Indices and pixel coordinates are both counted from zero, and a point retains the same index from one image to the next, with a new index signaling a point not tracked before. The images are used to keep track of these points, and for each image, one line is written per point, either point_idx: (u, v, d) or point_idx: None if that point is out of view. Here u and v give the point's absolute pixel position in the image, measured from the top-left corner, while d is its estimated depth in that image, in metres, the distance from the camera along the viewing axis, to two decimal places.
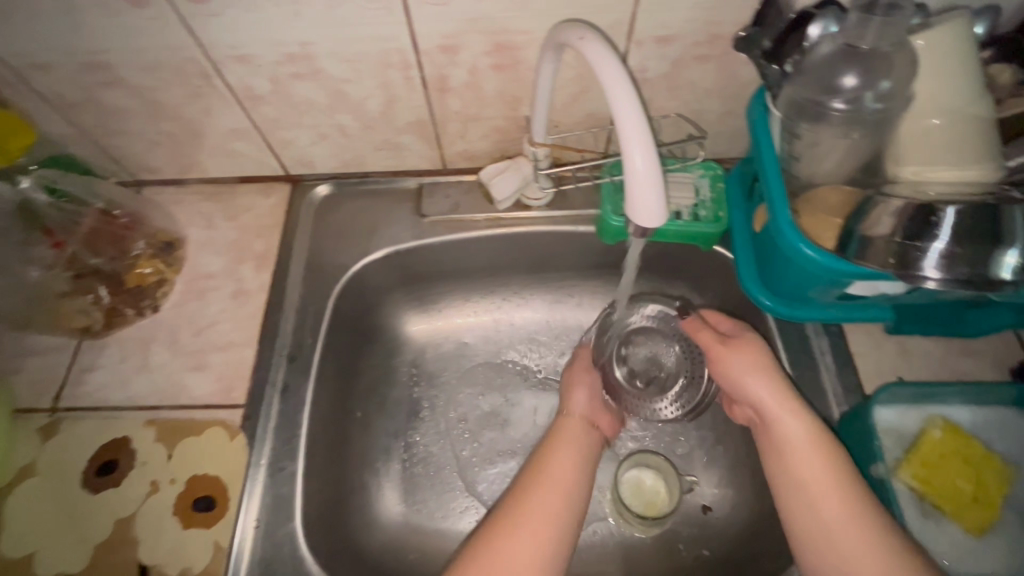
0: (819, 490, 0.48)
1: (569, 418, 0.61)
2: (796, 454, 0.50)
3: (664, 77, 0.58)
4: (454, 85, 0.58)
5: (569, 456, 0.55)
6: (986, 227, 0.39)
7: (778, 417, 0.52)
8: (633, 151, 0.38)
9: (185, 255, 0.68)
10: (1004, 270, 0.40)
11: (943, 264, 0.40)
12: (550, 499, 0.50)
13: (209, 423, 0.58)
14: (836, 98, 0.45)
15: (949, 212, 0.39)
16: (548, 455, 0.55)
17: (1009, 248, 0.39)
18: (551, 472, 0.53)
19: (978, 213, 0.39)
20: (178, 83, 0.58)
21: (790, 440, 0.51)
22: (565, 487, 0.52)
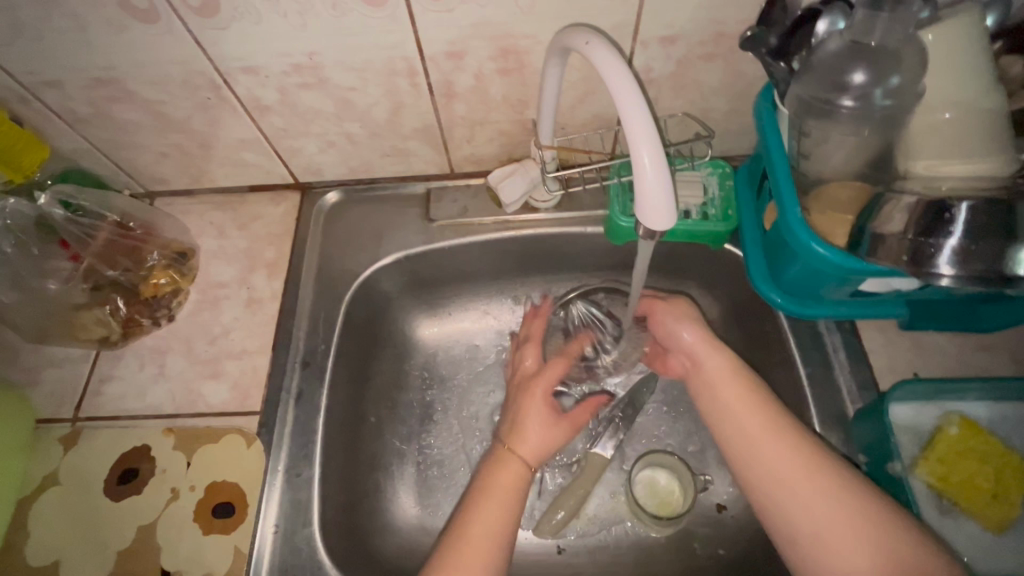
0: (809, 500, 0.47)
1: (512, 459, 0.56)
2: (782, 469, 0.49)
3: (670, 78, 0.58)
4: (460, 90, 0.59)
5: (499, 509, 0.52)
6: (1000, 223, 0.39)
7: (756, 432, 0.52)
8: (642, 153, 0.38)
9: (198, 264, 0.69)
10: (1022, 266, 0.39)
11: (958, 261, 0.40)
12: (472, 565, 0.49)
13: (226, 430, 0.59)
14: (845, 96, 0.45)
15: (962, 209, 0.39)
16: (475, 512, 0.52)
17: None
18: (478, 533, 0.51)
19: (991, 209, 0.39)
20: (187, 95, 0.59)
21: (772, 454, 0.50)
22: (494, 545, 0.50)
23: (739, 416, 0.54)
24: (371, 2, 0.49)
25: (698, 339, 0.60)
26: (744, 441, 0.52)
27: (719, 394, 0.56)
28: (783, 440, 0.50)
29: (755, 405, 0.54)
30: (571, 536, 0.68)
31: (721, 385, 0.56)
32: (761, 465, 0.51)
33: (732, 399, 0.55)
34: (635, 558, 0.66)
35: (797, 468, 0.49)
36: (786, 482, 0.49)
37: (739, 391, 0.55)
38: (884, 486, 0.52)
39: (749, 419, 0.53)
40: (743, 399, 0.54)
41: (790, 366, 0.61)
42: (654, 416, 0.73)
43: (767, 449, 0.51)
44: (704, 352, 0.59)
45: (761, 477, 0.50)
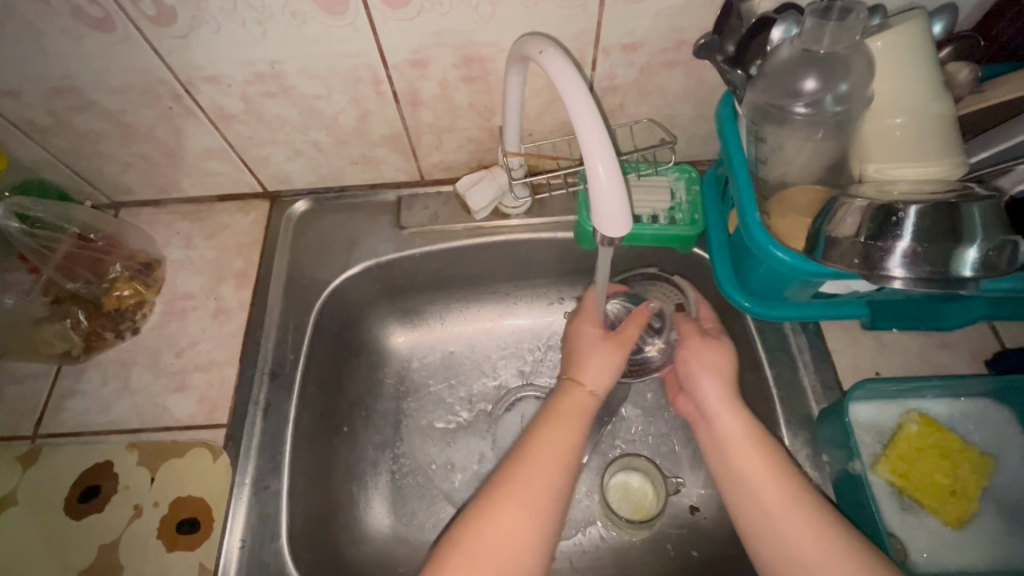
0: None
1: (577, 389, 0.56)
2: (803, 556, 0.46)
3: (633, 85, 0.58)
4: (425, 98, 0.59)
5: (569, 428, 0.53)
6: (946, 225, 0.40)
7: (772, 508, 0.48)
8: (596, 160, 0.39)
9: (164, 275, 0.68)
10: (965, 267, 0.40)
11: (908, 263, 0.41)
12: (545, 473, 0.49)
13: (192, 444, 0.58)
14: (798, 102, 0.46)
15: (910, 212, 0.40)
16: (545, 430, 0.52)
17: (969, 245, 0.40)
18: (547, 447, 0.51)
19: (938, 211, 0.40)
20: (148, 105, 0.58)
21: (796, 540, 0.46)
22: (561, 462, 0.50)
23: (756, 493, 0.49)
24: (332, 10, 0.49)
25: (713, 397, 0.55)
26: (763, 527, 0.48)
27: (736, 466, 0.51)
28: (807, 524, 0.46)
29: (776, 482, 0.49)
30: None
31: (738, 457, 0.51)
32: (785, 550, 0.47)
33: (748, 471, 0.50)
34: (610, 562, 0.66)
35: (823, 561, 0.45)
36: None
37: (762, 462, 0.50)
38: (848, 485, 0.52)
39: (771, 497, 0.48)
40: (763, 473, 0.49)
41: (757, 368, 0.62)
42: (628, 420, 0.73)
43: (792, 535, 0.47)
44: (722, 412, 0.54)
45: (784, 563, 0.47)
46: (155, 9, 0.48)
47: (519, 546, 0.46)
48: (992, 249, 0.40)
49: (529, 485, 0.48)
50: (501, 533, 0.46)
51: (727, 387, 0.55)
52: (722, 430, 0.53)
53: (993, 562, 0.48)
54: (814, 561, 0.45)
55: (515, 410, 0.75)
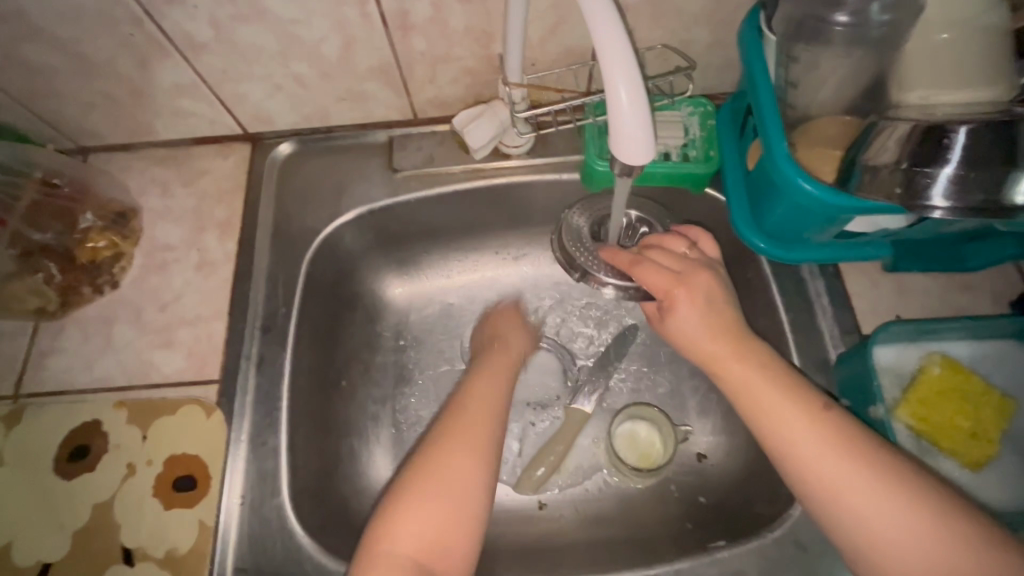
0: (874, 519, 0.42)
1: (503, 348, 0.63)
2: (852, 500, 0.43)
3: (647, 4, 0.53)
4: (417, 21, 0.53)
5: (496, 374, 0.58)
6: (999, 149, 0.36)
7: (811, 447, 0.45)
8: (618, 83, 0.34)
9: (141, 225, 0.63)
10: (1020, 195, 0.37)
11: (952, 191, 0.38)
12: (477, 418, 0.52)
13: (183, 402, 0.55)
14: (839, 12, 0.42)
15: (960, 133, 0.36)
16: (474, 377, 0.57)
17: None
18: (480, 394, 0.55)
19: (991, 134, 0.36)
20: (106, 33, 0.52)
21: (827, 468, 0.44)
22: (492, 408, 0.54)
23: (782, 424, 0.46)
24: None
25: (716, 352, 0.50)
26: (796, 460, 0.45)
27: (758, 410, 0.48)
28: (842, 460, 0.44)
29: (802, 414, 0.46)
30: (554, 490, 0.67)
31: (745, 387, 0.49)
32: (820, 487, 0.44)
33: (778, 410, 0.47)
34: (616, 509, 0.65)
35: (854, 481, 0.43)
36: (846, 498, 0.43)
37: (785, 394, 0.47)
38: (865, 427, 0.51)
39: (803, 436, 0.45)
40: (786, 407, 0.47)
41: (772, 313, 0.59)
42: (633, 369, 0.71)
43: (825, 459, 0.44)
44: (723, 355, 0.50)
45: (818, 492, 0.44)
46: None
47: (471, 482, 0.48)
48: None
49: (469, 428, 0.51)
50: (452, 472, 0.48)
51: (715, 320, 0.50)
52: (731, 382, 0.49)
53: (1012, 504, 0.47)
54: (844, 483, 0.43)
55: None
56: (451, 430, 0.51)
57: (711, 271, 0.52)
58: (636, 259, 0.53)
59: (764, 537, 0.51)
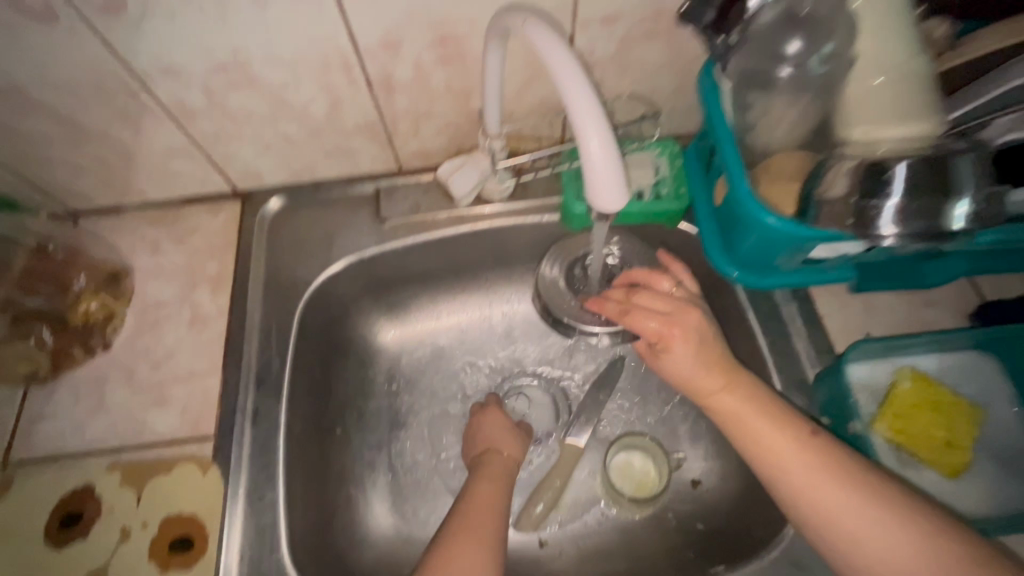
0: (863, 540, 0.45)
1: (502, 455, 0.64)
2: (847, 524, 0.45)
3: (613, 58, 0.57)
4: (400, 82, 0.56)
5: (495, 482, 0.60)
6: (938, 180, 0.40)
7: (803, 476, 0.47)
8: (590, 136, 0.37)
9: (133, 285, 0.64)
10: (956, 221, 0.41)
11: (899, 220, 0.42)
12: (482, 521, 0.54)
13: (178, 459, 0.55)
14: (782, 65, 0.48)
15: (899, 169, 0.40)
16: (479, 487, 0.59)
17: (959, 199, 0.41)
18: (479, 501, 0.57)
19: (928, 168, 0.40)
20: (102, 104, 0.54)
21: (820, 496, 0.46)
22: (495, 509, 0.56)
23: (771, 453, 0.49)
24: None
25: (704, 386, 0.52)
26: (787, 487, 0.48)
27: (752, 439, 0.50)
28: (835, 485, 0.46)
29: (793, 443, 0.48)
30: (553, 526, 0.67)
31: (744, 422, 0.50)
32: (814, 511, 0.46)
33: (768, 439, 0.49)
34: (616, 542, 0.66)
35: (843, 506, 0.45)
36: (836, 520, 0.46)
37: (772, 423, 0.49)
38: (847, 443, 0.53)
39: (795, 462, 0.48)
40: (778, 438, 0.49)
41: (751, 337, 0.62)
42: (624, 400, 0.73)
43: (813, 485, 0.47)
44: (711, 389, 0.52)
45: (811, 515, 0.47)
46: None
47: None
48: (980, 201, 0.41)
49: (472, 526, 0.53)
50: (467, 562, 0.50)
51: (708, 354, 0.52)
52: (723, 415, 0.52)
53: (992, 509, 0.49)
54: (834, 507, 0.46)
55: (511, 400, 0.74)
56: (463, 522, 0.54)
57: (692, 307, 0.54)
58: (625, 309, 0.54)
59: (762, 559, 0.52)
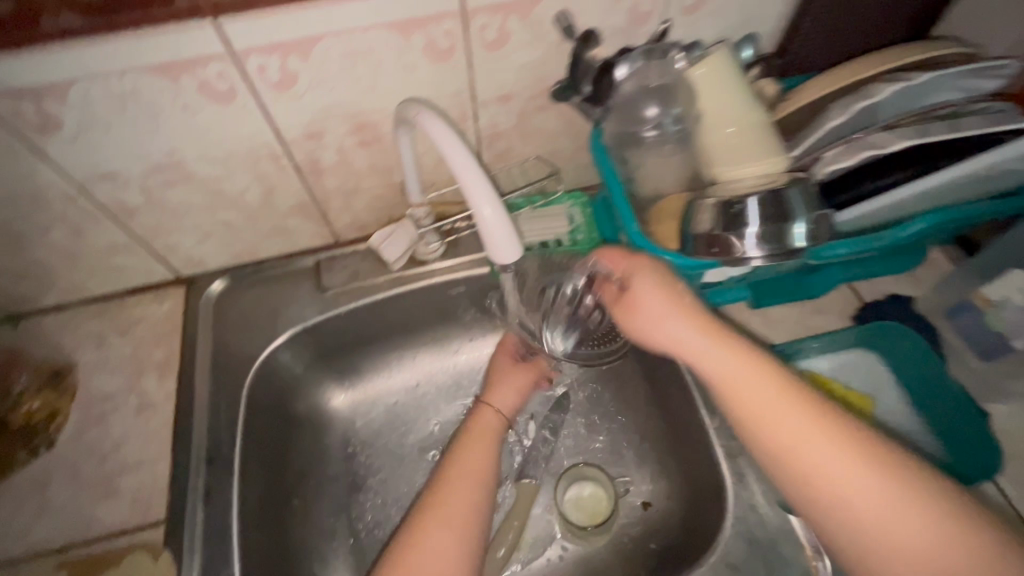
0: (873, 530, 0.39)
1: (488, 410, 0.66)
2: (858, 503, 0.40)
3: (515, 129, 0.65)
4: (326, 166, 0.63)
5: (482, 446, 0.60)
6: (777, 211, 0.48)
7: (807, 446, 0.42)
8: (481, 204, 0.43)
9: (77, 380, 0.65)
10: (798, 240, 0.49)
11: (758, 245, 0.50)
12: (463, 493, 0.54)
13: (129, 550, 0.55)
14: (645, 128, 0.56)
15: (748, 205, 0.49)
16: (463, 455, 0.59)
17: (796, 221, 0.48)
18: (464, 468, 0.57)
19: (768, 202, 0.48)
20: (42, 211, 0.58)
21: (830, 469, 0.41)
22: (475, 477, 0.57)
23: (778, 424, 0.43)
24: (222, 100, 0.52)
25: (680, 338, 0.48)
26: (787, 461, 0.43)
27: (746, 404, 0.44)
28: (841, 456, 0.41)
29: (794, 408, 0.43)
30: (516, 567, 0.69)
31: (745, 390, 0.45)
32: (821, 484, 0.41)
33: (767, 402, 0.44)
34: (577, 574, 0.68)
35: (852, 485, 0.40)
36: (845, 499, 0.40)
37: (777, 389, 0.44)
38: None
39: (793, 423, 0.43)
40: (781, 404, 0.43)
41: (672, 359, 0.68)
42: (572, 433, 0.77)
43: (819, 456, 0.41)
44: (702, 350, 0.47)
45: (815, 495, 0.41)
46: (41, 119, 0.49)
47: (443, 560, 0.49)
48: (813, 222, 0.48)
49: (450, 508, 0.53)
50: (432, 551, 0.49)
51: (696, 310, 0.49)
52: (710, 375, 0.46)
53: None
54: (841, 484, 0.40)
55: None
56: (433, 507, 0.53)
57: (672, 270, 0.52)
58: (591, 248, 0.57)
59: (702, 565, 0.56)
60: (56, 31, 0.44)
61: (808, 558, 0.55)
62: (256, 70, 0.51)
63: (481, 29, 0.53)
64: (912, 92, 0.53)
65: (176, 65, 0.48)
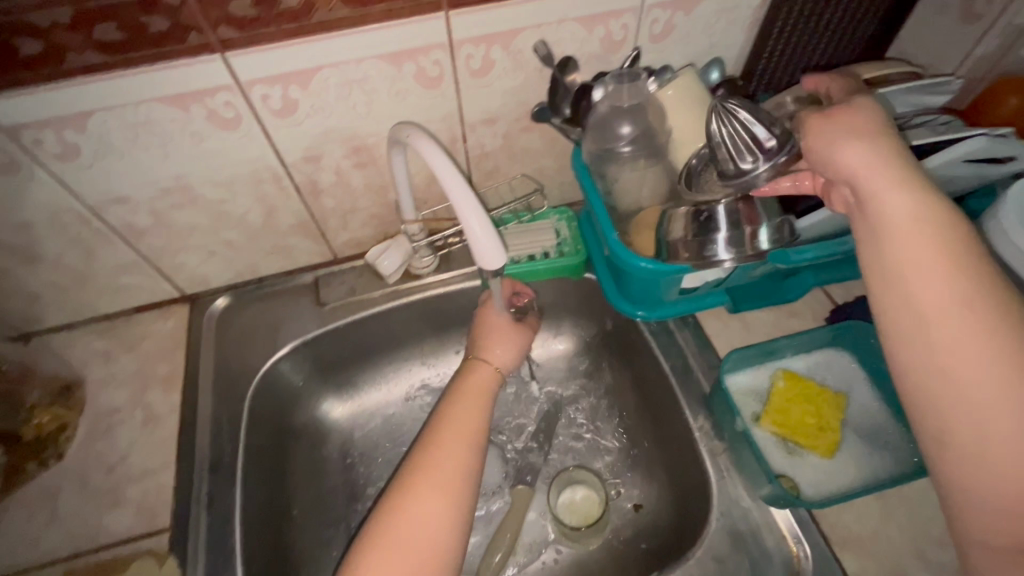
0: (972, 390, 0.38)
1: (482, 366, 0.67)
2: (975, 383, 0.38)
3: (502, 149, 0.70)
4: (325, 186, 0.67)
5: (473, 405, 0.62)
6: (743, 216, 0.53)
7: (950, 320, 0.39)
8: (469, 217, 0.47)
9: (86, 395, 0.68)
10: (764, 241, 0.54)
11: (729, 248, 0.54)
12: (453, 454, 0.56)
13: (135, 556, 0.57)
14: (621, 143, 0.58)
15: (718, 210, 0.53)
16: (451, 415, 0.60)
17: (761, 226, 0.54)
18: (452, 429, 0.59)
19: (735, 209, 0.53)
20: (57, 234, 0.61)
21: (959, 347, 0.39)
22: (470, 441, 0.58)
23: (918, 275, 0.40)
24: (229, 127, 0.56)
25: (867, 175, 0.42)
26: (919, 314, 0.40)
27: (898, 259, 0.41)
28: (983, 337, 0.38)
29: (953, 279, 0.39)
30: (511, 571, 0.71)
31: (910, 245, 0.41)
32: (940, 353, 0.39)
33: (929, 265, 0.40)
34: None
35: (975, 347, 0.38)
36: (952, 366, 0.39)
37: (944, 243, 0.40)
38: (741, 443, 0.62)
39: (942, 293, 0.40)
40: (941, 269, 0.40)
41: (657, 364, 0.71)
42: (564, 439, 0.80)
43: (937, 302, 0.40)
44: (880, 190, 0.42)
45: (922, 348, 0.40)
46: (61, 147, 0.53)
47: (434, 521, 0.52)
48: (774, 226, 0.54)
49: (438, 471, 0.55)
50: (423, 516, 0.52)
51: (893, 156, 0.42)
52: (882, 218, 0.42)
53: (865, 480, 0.58)
54: (957, 344, 0.39)
55: None
56: (422, 472, 0.55)
57: (888, 114, 0.46)
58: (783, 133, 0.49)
59: (689, 559, 0.58)
60: (79, 67, 0.48)
61: (790, 548, 0.57)
62: (260, 99, 0.55)
63: (467, 58, 0.57)
64: None
65: (186, 95, 0.53)
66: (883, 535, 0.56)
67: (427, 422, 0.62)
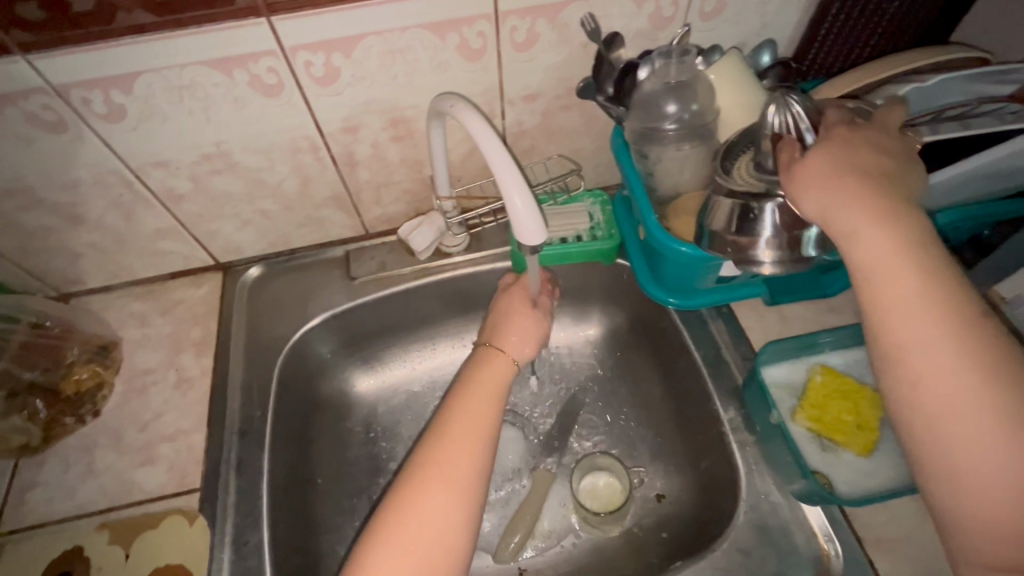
0: (952, 423, 0.38)
1: (501, 357, 0.63)
2: (944, 418, 0.38)
3: (539, 127, 0.68)
4: (361, 159, 0.66)
5: (487, 398, 0.59)
6: (791, 217, 0.49)
7: (923, 355, 0.39)
8: (514, 195, 0.47)
9: (122, 355, 0.70)
10: (810, 245, 0.50)
11: (772, 249, 0.50)
12: (463, 451, 0.53)
13: (166, 513, 0.58)
14: (666, 122, 0.56)
15: (767, 209, 0.48)
16: (457, 410, 0.57)
17: (810, 227, 0.49)
18: (462, 424, 0.56)
19: (784, 210, 0.48)
20: (99, 195, 0.62)
21: (930, 381, 0.38)
22: (480, 438, 0.55)
23: (891, 306, 0.40)
24: (270, 93, 0.56)
25: (833, 214, 0.41)
26: (891, 346, 0.40)
27: (872, 294, 0.41)
28: (955, 371, 0.38)
29: (929, 314, 0.39)
30: (529, 552, 0.71)
31: (882, 280, 0.40)
32: (912, 386, 0.39)
33: (902, 299, 0.39)
34: (590, 562, 0.69)
35: (949, 378, 0.38)
36: (925, 400, 0.39)
37: (919, 271, 0.39)
38: (774, 437, 0.60)
39: (917, 327, 0.39)
40: (914, 304, 0.39)
41: (688, 353, 0.70)
42: (587, 426, 0.79)
43: (912, 337, 0.39)
44: (848, 228, 0.41)
45: (901, 382, 0.40)
46: (107, 107, 0.54)
47: (444, 526, 0.49)
48: (826, 228, 0.49)
49: (447, 467, 0.52)
50: (425, 517, 0.49)
51: (861, 191, 0.41)
52: (852, 253, 0.41)
53: (904, 482, 0.56)
54: (934, 375, 0.38)
55: None
56: (427, 468, 0.52)
57: (851, 141, 0.43)
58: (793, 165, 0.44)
59: (714, 551, 0.57)
60: (127, 27, 0.48)
61: (820, 545, 0.56)
62: (302, 66, 0.55)
63: (511, 31, 0.56)
64: (929, 92, 0.55)
65: (230, 59, 0.52)
66: (920, 539, 0.55)
67: (436, 414, 0.58)
